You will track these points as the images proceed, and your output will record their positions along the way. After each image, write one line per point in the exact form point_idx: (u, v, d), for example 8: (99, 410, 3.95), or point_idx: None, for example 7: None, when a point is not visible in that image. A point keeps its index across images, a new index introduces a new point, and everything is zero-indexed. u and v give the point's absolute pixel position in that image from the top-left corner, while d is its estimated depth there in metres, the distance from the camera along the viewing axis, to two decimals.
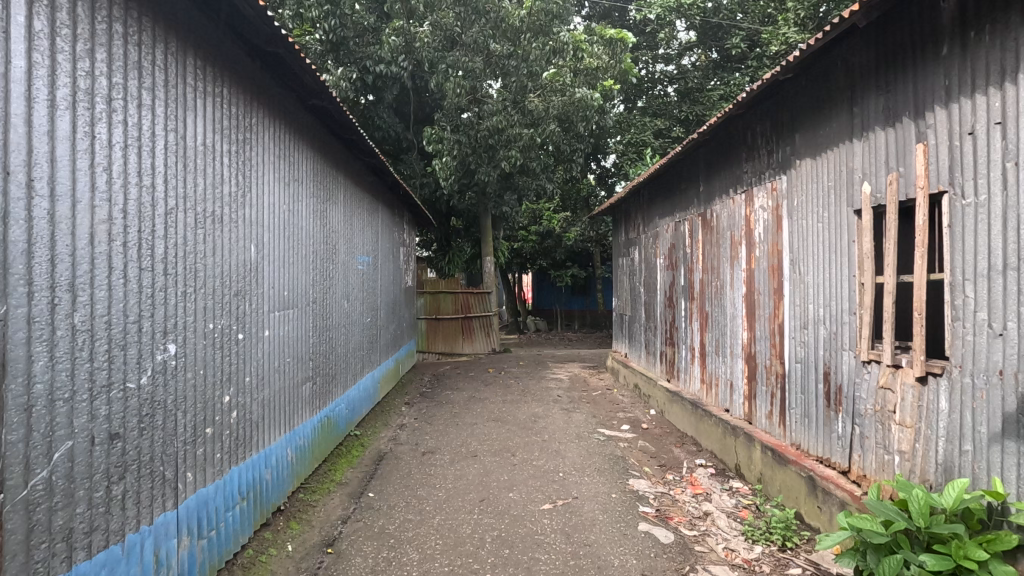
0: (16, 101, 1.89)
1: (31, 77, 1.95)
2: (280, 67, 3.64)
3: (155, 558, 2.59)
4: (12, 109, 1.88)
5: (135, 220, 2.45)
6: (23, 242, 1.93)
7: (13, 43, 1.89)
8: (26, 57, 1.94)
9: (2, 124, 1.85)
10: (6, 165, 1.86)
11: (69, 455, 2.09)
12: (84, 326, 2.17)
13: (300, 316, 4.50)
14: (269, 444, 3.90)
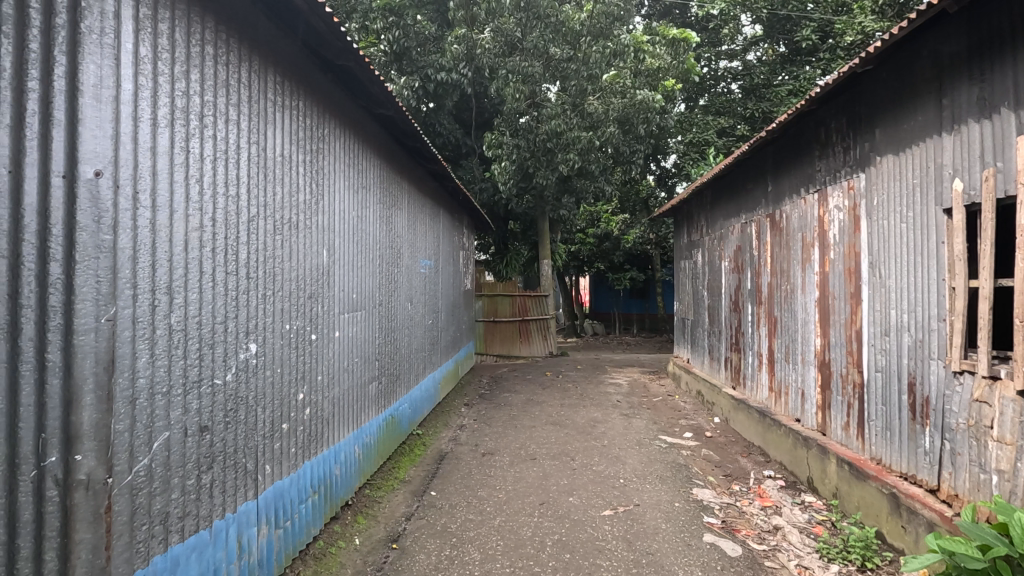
0: (125, 121, 2.08)
1: (137, 99, 2.14)
2: (350, 80, 3.80)
3: (238, 544, 2.77)
4: (122, 129, 2.07)
5: (222, 227, 2.63)
6: (130, 249, 2.12)
7: (123, 68, 2.07)
8: (134, 81, 2.13)
9: (113, 143, 2.03)
10: (116, 179, 2.05)
11: (165, 445, 2.27)
12: (178, 326, 2.35)
13: (367, 318, 4.67)
14: (339, 441, 4.08)
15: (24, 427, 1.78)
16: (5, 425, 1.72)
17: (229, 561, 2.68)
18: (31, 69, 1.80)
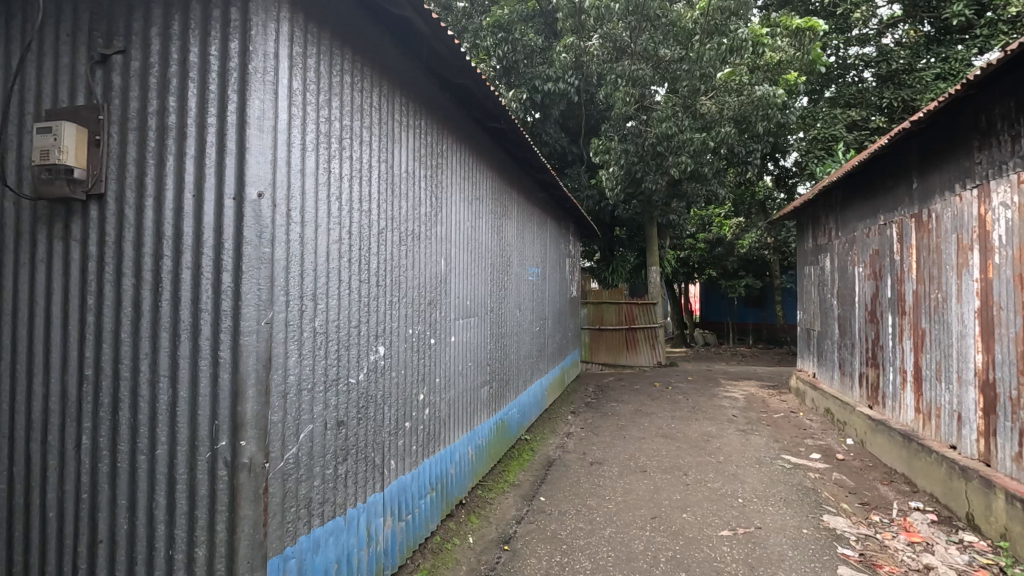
0: (281, 148, 2.33)
1: (290, 127, 2.38)
2: (466, 96, 3.97)
3: (367, 533, 2.99)
4: (278, 154, 2.31)
5: (356, 239, 2.86)
6: (284, 260, 2.36)
7: (279, 101, 2.31)
8: (288, 112, 2.37)
9: (271, 167, 2.28)
10: (274, 199, 2.29)
11: (309, 436, 2.51)
12: (320, 329, 2.59)
13: (479, 324, 4.85)
14: (454, 441, 4.26)
15: (202, 407, 2.18)
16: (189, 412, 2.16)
17: (360, 548, 2.91)
18: (210, 110, 2.20)
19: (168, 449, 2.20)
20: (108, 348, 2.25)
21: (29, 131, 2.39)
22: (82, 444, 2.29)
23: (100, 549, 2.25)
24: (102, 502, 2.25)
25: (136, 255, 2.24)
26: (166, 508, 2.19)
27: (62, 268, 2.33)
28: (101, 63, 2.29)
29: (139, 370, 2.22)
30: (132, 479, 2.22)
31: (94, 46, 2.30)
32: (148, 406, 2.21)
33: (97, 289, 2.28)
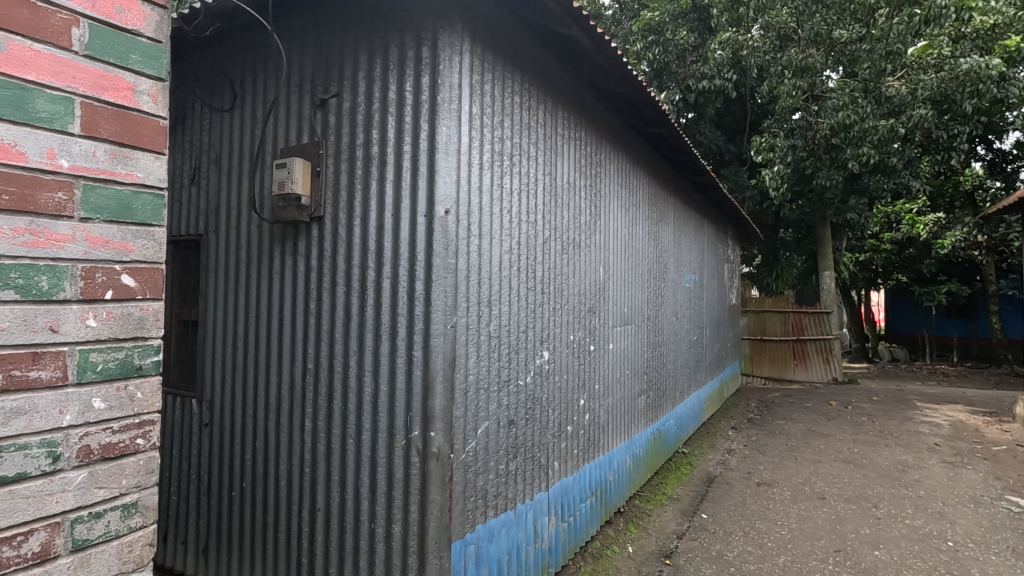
0: (462, 169, 2.56)
1: (470, 148, 2.61)
2: (624, 105, 3.98)
3: (534, 529, 3.13)
4: (460, 174, 2.55)
5: (525, 249, 3.03)
6: (465, 270, 2.58)
7: (461, 127, 2.55)
8: (468, 135, 2.60)
9: (455, 185, 2.52)
10: (457, 214, 2.53)
11: (485, 433, 2.71)
12: (494, 334, 2.77)
13: (637, 332, 4.80)
14: (613, 448, 4.26)
15: (399, 400, 2.48)
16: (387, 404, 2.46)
17: (527, 542, 3.06)
18: (406, 139, 2.51)
19: (370, 435, 2.54)
20: (325, 346, 2.67)
21: (268, 166, 2.92)
22: (305, 426, 2.74)
23: (318, 516, 2.67)
24: (319, 476, 2.67)
25: (347, 267, 2.63)
26: (368, 486, 2.52)
27: (291, 279, 2.82)
28: (320, 106, 2.73)
29: (348, 366, 2.60)
30: (343, 458, 2.60)
31: (316, 94, 2.75)
32: (356, 396, 2.58)
33: (317, 296, 2.72)
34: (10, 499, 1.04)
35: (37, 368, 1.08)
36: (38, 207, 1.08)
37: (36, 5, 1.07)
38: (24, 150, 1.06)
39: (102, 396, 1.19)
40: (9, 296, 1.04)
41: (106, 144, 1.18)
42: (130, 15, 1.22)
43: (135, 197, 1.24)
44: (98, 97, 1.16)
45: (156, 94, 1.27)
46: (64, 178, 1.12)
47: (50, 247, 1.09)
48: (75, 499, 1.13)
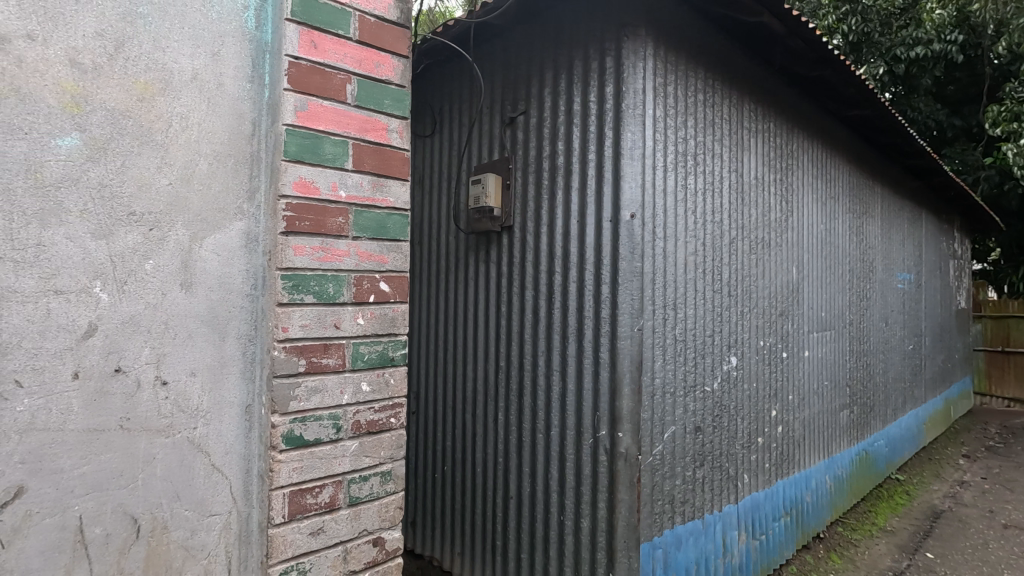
0: (647, 172, 2.55)
1: (654, 150, 2.59)
2: (820, 89, 3.61)
3: (723, 542, 2.98)
4: (645, 178, 2.55)
5: (711, 251, 2.91)
6: (651, 272, 2.57)
7: (646, 131, 2.55)
8: (653, 138, 2.58)
9: (640, 189, 2.52)
10: (642, 218, 2.53)
11: (672, 438, 2.67)
12: (680, 337, 2.71)
13: (837, 339, 4.30)
14: (810, 466, 3.87)
15: (587, 399, 2.56)
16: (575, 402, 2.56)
17: (716, 555, 2.93)
18: (591, 147, 2.59)
19: (559, 431, 2.67)
20: (515, 346, 2.88)
21: (463, 183, 3.23)
22: (499, 418, 2.97)
23: (511, 503, 2.88)
24: (511, 465, 2.89)
25: (535, 272, 2.80)
26: (557, 478, 2.66)
27: (485, 284, 3.08)
28: (510, 124, 2.95)
29: (538, 364, 2.77)
30: (533, 451, 2.78)
31: (505, 113, 2.98)
32: (546, 394, 2.72)
33: (509, 298, 2.93)
34: (311, 458, 1.34)
35: (327, 355, 1.37)
36: (328, 229, 1.37)
37: (324, 71, 1.36)
38: (319, 186, 1.35)
39: (368, 381, 1.45)
40: (309, 300, 1.34)
41: (369, 176, 1.45)
42: (384, 68, 1.48)
43: (389, 218, 1.49)
44: (363, 137, 1.43)
45: (402, 131, 1.52)
46: (343, 206, 1.40)
47: (334, 261, 1.38)
48: (352, 463, 1.41)
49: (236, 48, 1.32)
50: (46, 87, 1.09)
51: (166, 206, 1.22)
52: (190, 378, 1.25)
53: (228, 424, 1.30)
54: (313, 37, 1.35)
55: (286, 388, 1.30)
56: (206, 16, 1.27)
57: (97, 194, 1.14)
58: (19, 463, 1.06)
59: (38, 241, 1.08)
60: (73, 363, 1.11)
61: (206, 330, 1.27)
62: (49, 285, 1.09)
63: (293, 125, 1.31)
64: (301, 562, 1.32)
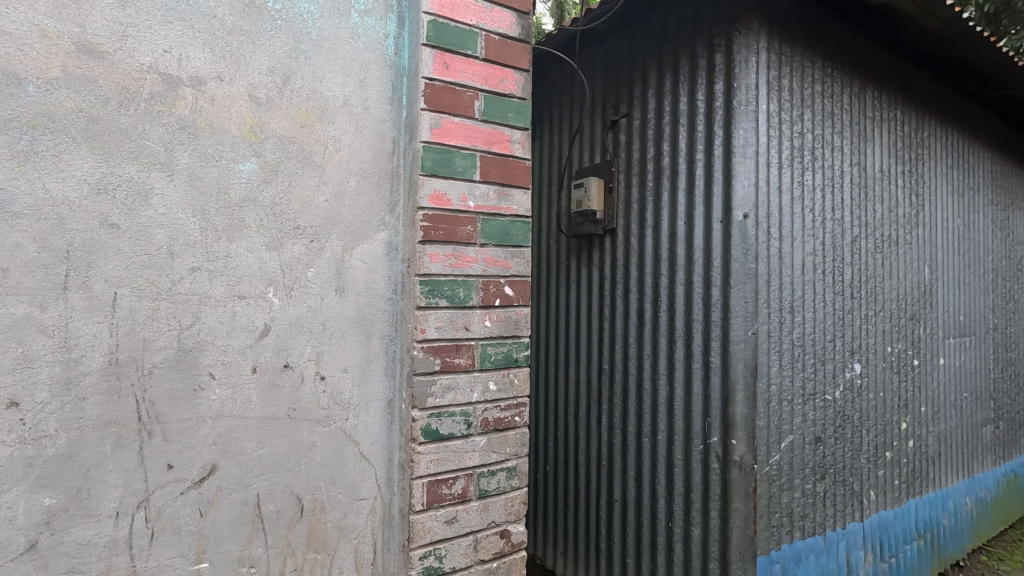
0: (761, 169, 2.42)
1: (768, 146, 2.45)
2: (957, 69, 3.26)
3: (847, 562, 2.78)
4: (759, 175, 2.42)
5: (831, 250, 2.72)
6: (766, 274, 2.43)
7: (760, 127, 2.42)
8: (766, 134, 2.45)
9: (754, 186, 2.40)
10: (756, 217, 2.40)
11: (790, 448, 2.50)
12: (798, 341, 2.55)
13: (979, 345, 3.87)
14: (947, 486, 3.50)
15: (697, 404, 2.48)
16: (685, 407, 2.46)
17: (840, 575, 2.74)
18: (698, 146, 2.51)
19: (667, 436, 2.61)
20: (619, 349, 2.87)
21: (564, 187, 3.25)
22: (603, 421, 2.96)
23: (616, 506, 2.86)
24: (616, 468, 2.87)
25: (639, 274, 2.76)
26: (666, 485, 2.60)
27: (587, 286, 3.09)
28: (612, 127, 2.94)
29: (643, 368, 2.73)
30: (639, 455, 2.75)
31: (607, 116, 2.97)
32: (653, 399, 2.68)
33: (613, 301, 2.92)
34: (446, 451, 1.44)
35: (459, 355, 1.46)
36: (459, 238, 1.46)
37: (455, 90, 1.46)
38: (451, 197, 1.45)
39: (495, 380, 1.53)
40: (443, 303, 1.43)
41: (495, 186, 1.53)
42: (507, 82, 1.55)
43: (513, 225, 1.56)
44: (489, 150, 1.51)
45: (524, 141, 1.59)
46: (472, 215, 1.49)
47: (464, 267, 1.47)
48: (481, 457, 1.49)
49: (379, 74, 1.45)
50: (231, 120, 1.26)
51: (323, 220, 1.36)
52: (343, 374, 1.39)
53: (374, 417, 1.43)
54: (446, 58, 1.45)
55: (424, 385, 1.41)
56: (354, 47, 1.41)
57: (270, 211, 1.30)
58: (212, 444, 1.23)
59: (226, 254, 1.25)
60: (252, 359, 1.28)
61: (355, 331, 1.41)
62: (235, 291, 1.26)
63: (429, 142, 1.42)
64: (437, 548, 1.42)
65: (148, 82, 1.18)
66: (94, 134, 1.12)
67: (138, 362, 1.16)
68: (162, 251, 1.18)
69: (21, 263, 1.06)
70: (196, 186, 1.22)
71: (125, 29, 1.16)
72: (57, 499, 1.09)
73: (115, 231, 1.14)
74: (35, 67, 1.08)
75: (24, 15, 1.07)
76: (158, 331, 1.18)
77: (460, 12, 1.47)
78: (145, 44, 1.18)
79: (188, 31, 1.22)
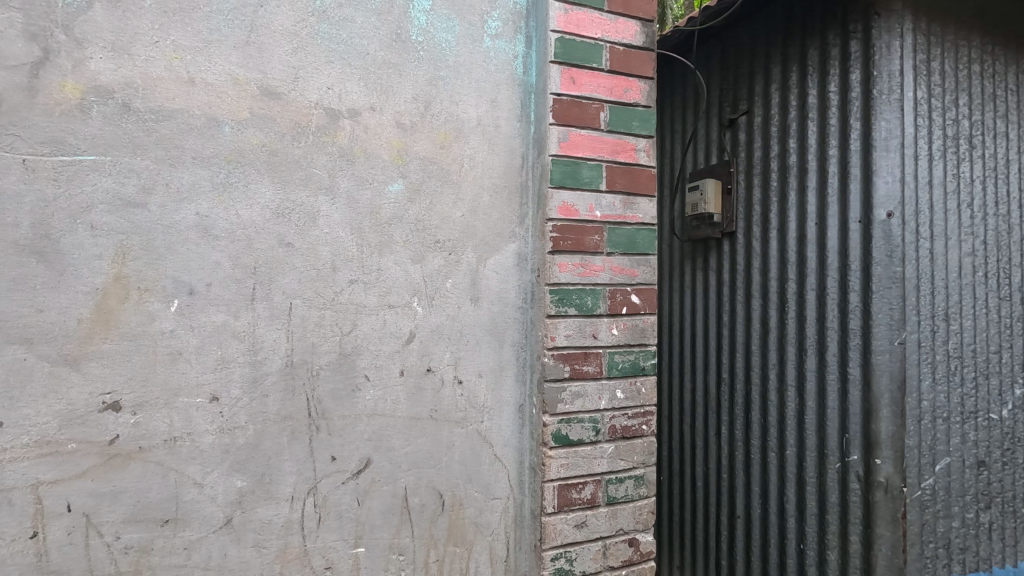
0: (908, 133, 1.88)
1: (916, 117, 1.91)
2: None
3: None
4: (906, 145, 1.87)
5: (994, 250, 2.12)
6: (916, 278, 1.86)
7: (908, 102, 1.87)
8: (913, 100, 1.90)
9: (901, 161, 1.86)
10: (901, 203, 1.85)
11: (947, 470, 1.93)
12: (955, 352, 1.98)
13: None
14: None
15: (828, 429, 1.91)
16: (816, 425, 1.94)
17: None
18: (831, 142, 1.94)
19: (782, 453, 2.04)
20: (720, 371, 2.28)
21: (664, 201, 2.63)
22: (700, 443, 2.39)
23: (723, 526, 2.26)
24: (723, 514, 2.25)
25: (750, 276, 2.17)
26: (797, 531, 1.97)
27: (688, 296, 2.46)
28: (728, 126, 2.29)
29: (751, 387, 2.15)
30: (747, 490, 2.16)
31: (723, 112, 2.31)
32: (775, 437, 2.06)
33: (720, 319, 2.31)
34: (575, 456, 1.47)
35: (587, 362, 1.49)
36: (586, 247, 1.49)
37: (582, 103, 1.50)
38: (578, 208, 1.49)
39: (622, 388, 1.53)
40: (572, 311, 1.47)
41: (620, 195, 1.54)
42: (632, 92, 1.56)
43: (639, 233, 1.56)
44: (615, 159, 1.53)
45: (649, 149, 1.59)
46: (598, 224, 1.51)
47: (592, 275, 1.50)
48: (609, 464, 1.51)
49: (509, 93, 1.52)
50: (382, 146, 1.39)
51: (460, 234, 1.45)
52: (478, 378, 1.47)
53: (506, 420, 1.50)
54: (572, 73, 1.49)
55: (555, 391, 1.45)
56: (487, 70, 1.50)
57: (415, 227, 1.41)
58: (367, 440, 1.36)
59: (378, 267, 1.37)
60: (400, 363, 1.39)
61: (489, 338, 1.48)
62: (386, 301, 1.38)
63: (557, 155, 1.46)
64: (568, 551, 1.45)
65: (316, 116, 1.33)
66: (273, 165, 1.29)
67: (309, 364, 1.32)
68: (327, 266, 1.33)
69: (221, 278, 1.25)
70: (354, 207, 1.36)
71: (296, 71, 1.32)
72: (247, 482, 1.27)
73: (290, 249, 1.30)
74: (230, 111, 1.27)
75: (222, 67, 1.26)
76: (324, 336, 1.33)
77: (585, 27, 1.51)
78: (312, 83, 1.33)
79: (346, 68, 1.36)
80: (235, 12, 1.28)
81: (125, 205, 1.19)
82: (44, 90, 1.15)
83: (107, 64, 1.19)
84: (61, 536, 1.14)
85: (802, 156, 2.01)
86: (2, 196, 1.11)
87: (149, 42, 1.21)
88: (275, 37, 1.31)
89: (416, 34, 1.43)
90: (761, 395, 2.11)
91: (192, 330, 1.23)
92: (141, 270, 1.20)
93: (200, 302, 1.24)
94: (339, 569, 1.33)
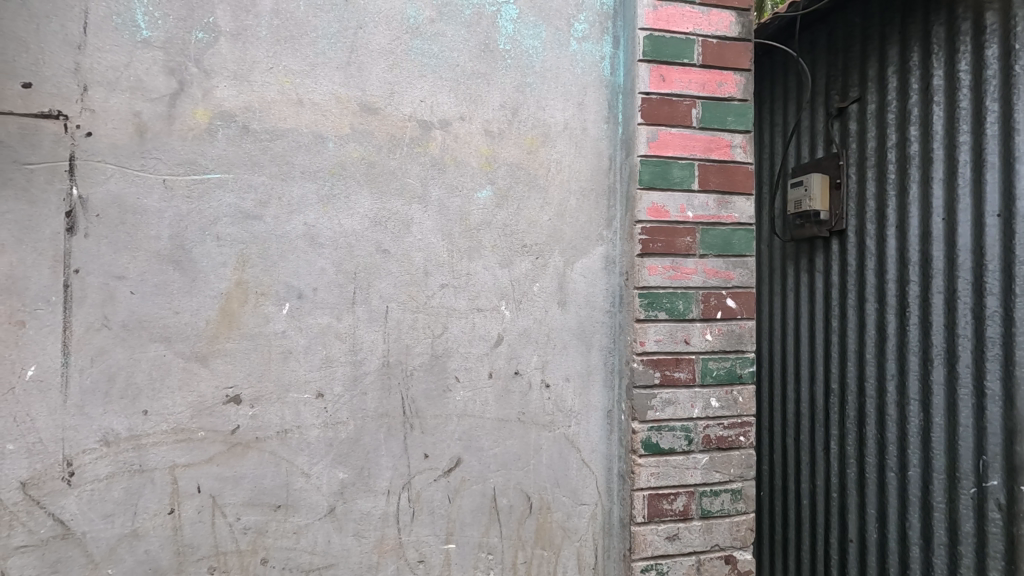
0: None
1: None
2: None
3: None
4: None
5: None
6: None
7: None
8: None
9: None
10: None
11: None
12: None
13: None
14: None
15: (958, 456, 1.58)
16: (943, 446, 1.62)
17: None
18: (961, 127, 1.60)
19: (901, 477, 1.74)
20: (829, 387, 2.02)
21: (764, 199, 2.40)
22: (804, 463, 2.13)
23: (832, 557, 1.98)
24: (832, 540, 1.98)
25: (864, 279, 1.88)
26: (922, 566, 1.66)
27: (792, 304, 2.21)
28: (837, 115, 2.01)
29: (865, 405, 1.86)
30: (860, 519, 1.87)
31: (831, 101, 2.04)
32: (894, 462, 1.76)
33: (826, 327, 2.03)
34: (666, 466, 1.42)
35: (679, 369, 1.44)
36: (677, 249, 1.44)
37: (672, 101, 1.45)
38: (669, 209, 1.44)
39: (717, 396, 1.46)
40: (662, 316, 1.43)
41: (714, 194, 1.47)
42: (726, 86, 1.49)
43: (734, 233, 1.48)
44: (708, 157, 1.47)
45: (746, 145, 1.50)
46: (691, 226, 1.46)
47: (683, 278, 1.44)
48: (703, 475, 1.44)
49: (596, 95, 1.51)
50: (471, 153, 1.43)
51: (547, 238, 1.46)
52: (566, 383, 1.46)
53: (594, 425, 1.48)
54: (662, 71, 1.44)
55: (644, 397, 1.41)
56: (574, 73, 1.50)
57: (502, 231, 1.44)
58: (457, 439, 1.40)
59: (467, 271, 1.41)
60: (489, 365, 1.42)
61: (576, 342, 1.47)
62: (475, 304, 1.42)
63: (646, 155, 1.43)
64: (659, 563, 1.41)
65: (410, 128, 1.40)
66: (372, 177, 1.37)
67: (403, 364, 1.38)
68: (420, 271, 1.39)
69: (326, 283, 1.35)
70: (445, 213, 1.41)
71: (392, 87, 1.40)
72: (348, 474, 1.35)
73: (386, 255, 1.37)
74: (333, 126, 1.36)
75: (326, 87, 1.36)
76: (417, 338, 1.39)
77: (676, 22, 1.46)
78: (406, 96, 1.40)
79: (437, 79, 1.42)
80: (338, 36, 1.37)
81: (245, 218, 1.32)
82: (180, 118, 1.30)
83: (230, 91, 1.32)
84: (193, 514, 1.28)
85: (924, 143, 1.69)
86: (147, 213, 1.27)
87: (265, 68, 1.34)
88: (373, 56, 1.39)
89: (504, 42, 1.46)
90: (875, 416, 1.83)
91: (301, 330, 1.33)
92: (258, 276, 1.32)
93: (308, 305, 1.34)
94: (431, 563, 1.38)
